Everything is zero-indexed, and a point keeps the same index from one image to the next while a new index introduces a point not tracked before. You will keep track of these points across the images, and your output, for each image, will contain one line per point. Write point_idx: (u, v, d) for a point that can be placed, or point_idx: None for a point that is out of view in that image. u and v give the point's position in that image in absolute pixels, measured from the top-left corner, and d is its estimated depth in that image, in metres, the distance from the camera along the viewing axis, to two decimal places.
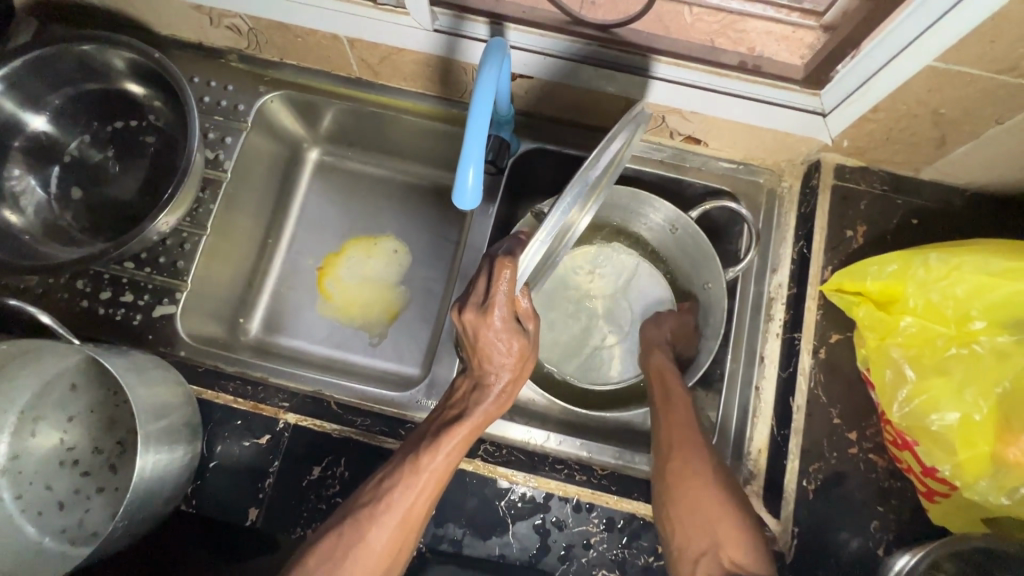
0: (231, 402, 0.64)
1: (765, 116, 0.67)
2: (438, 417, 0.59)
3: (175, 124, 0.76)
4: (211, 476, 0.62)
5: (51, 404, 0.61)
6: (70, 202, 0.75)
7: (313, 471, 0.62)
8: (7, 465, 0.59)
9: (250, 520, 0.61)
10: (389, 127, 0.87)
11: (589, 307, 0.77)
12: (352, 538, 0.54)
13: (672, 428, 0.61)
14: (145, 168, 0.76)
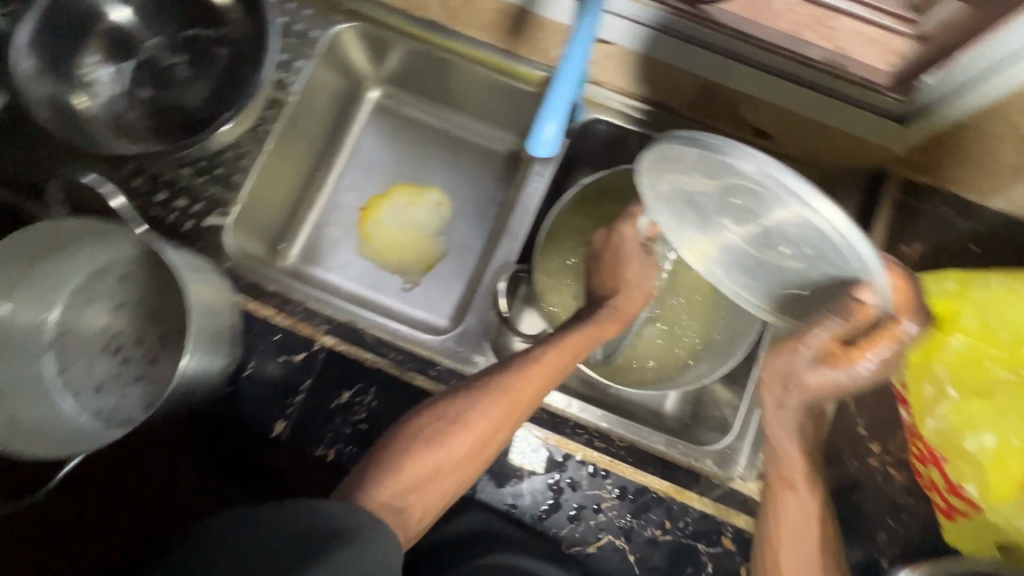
0: (272, 317, 0.65)
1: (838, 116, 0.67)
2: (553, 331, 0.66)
3: (248, 39, 0.76)
4: (245, 384, 0.63)
5: (103, 290, 0.63)
6: (138, 101, 0.76)
7: (342, 395, 0.63)
8: (55, 341, 0.61)
9: (276, 431, 0.62)
10: (456, 76, 0.86)
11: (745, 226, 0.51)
12: (459, 406, 0.59)
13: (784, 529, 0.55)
14: (214, 79, 0.77)
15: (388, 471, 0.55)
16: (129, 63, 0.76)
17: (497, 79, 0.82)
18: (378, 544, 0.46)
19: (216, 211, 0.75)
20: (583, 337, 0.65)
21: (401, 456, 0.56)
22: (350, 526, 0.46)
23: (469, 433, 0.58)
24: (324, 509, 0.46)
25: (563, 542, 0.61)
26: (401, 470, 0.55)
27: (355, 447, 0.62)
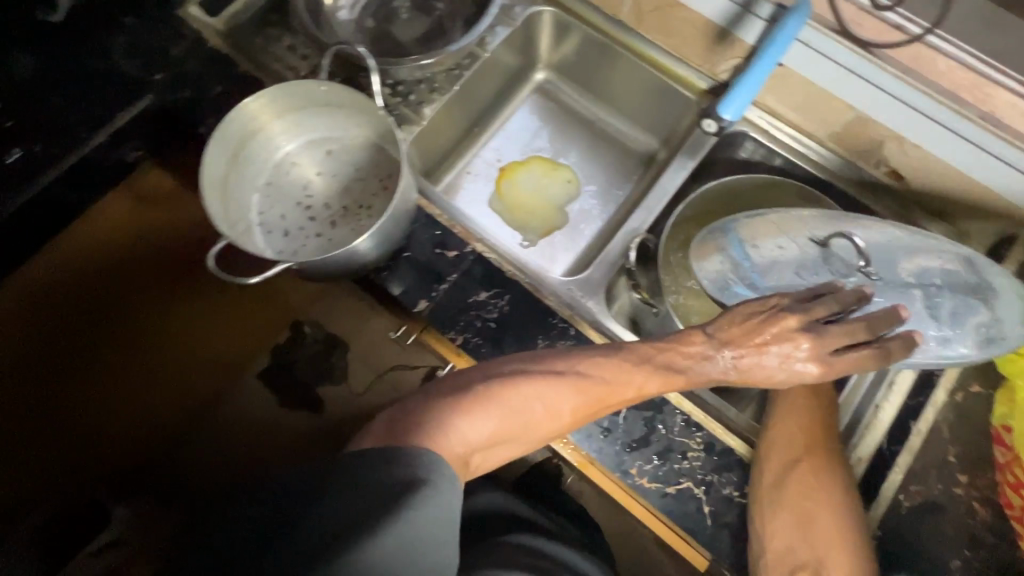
0: (437, 215, 0.75)
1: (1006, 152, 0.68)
2: (664, 347, 0.62)
3: (465, 0, 0.91)
4: (401, 262, 0.72)
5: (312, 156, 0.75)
6: (362, 28, 0.90)
7: (481, 293, 0.71)
8: (264, 188, 0.73)
9: (418, 308, 0.71)
10: (622, 74, 0.97)
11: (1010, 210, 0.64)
12: (546, 400, 0.60)
13: (794, 421, 0.66)
14: (426, 24, 0.91)
15: (455, 430, 0.56)
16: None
17: (660, 80, 0.92)
18: (443, 502, 0.50)
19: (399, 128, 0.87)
20: (705, 376, 0.62)
21: (469, 420, 0.57)
22: (422, 481, 0.50)
23: (544, 417, 0.60)
24: (398, 461, 0.50)
25: (646, 475, 0.65)
26: (469, 435, 0.57)
27: (481, 340, 0.70)
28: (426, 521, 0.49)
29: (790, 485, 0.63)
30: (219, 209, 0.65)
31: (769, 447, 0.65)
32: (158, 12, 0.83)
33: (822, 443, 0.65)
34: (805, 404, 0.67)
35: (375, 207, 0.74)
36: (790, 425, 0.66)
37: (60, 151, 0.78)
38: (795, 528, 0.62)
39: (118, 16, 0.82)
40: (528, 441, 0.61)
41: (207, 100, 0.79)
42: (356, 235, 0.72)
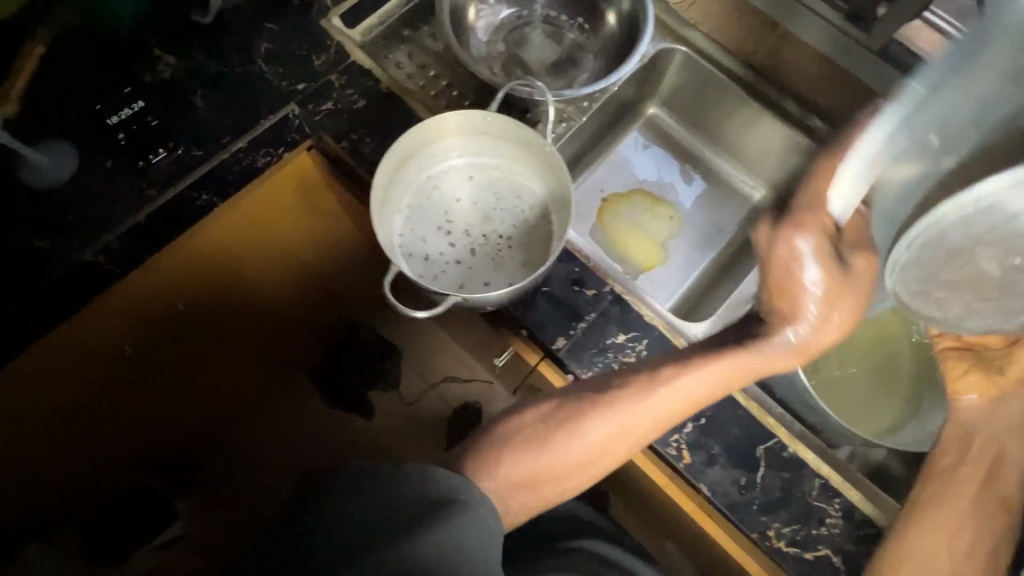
0: (574, 251, 0.73)
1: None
2: (703, 349, 0.62)
3: (598, 32, 0.89)
4: (539, 297, 0.71)
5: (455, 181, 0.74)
6: (494, 51, 0.89)
7: (619, 335, 0.70)
8: (406, 209, 0.73)
9: (556, 346, 0.69)
10: (745, 120, 0.94)
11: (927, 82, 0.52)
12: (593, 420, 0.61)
13: (978, 471, 0.65)
14: (555, 53, 0.90)
15: (503, 464, 0.60)
16: (495, 20, 0.90)
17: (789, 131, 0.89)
18: (481, 529, 0.51)
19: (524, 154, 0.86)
20: (727, 370, 0.61)
21: (515, 455, 0.61)
22: (456, 500, 0.51)
23: (586, 446, 0.62)
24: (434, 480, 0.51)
25: (784, 538, 0.64)
26: (515, 468, 0.60)
27: None
28: (463, 538, 0.50)
29: (933, 512, 0.63)
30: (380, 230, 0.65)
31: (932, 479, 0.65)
32: (300, 20, 0.82)
33: (976, 532, 0.62)
34: (976, 485, 0.64)
35: (515, 238, 0.73)
36: (942, 500, 0.63)
37: (206, 156, 0.75)
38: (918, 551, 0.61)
39: (263, 22, 0.81)
40: (587, 469, 0.62)
41: (349, 115, 0.78)
42: (496, 267, 0.72)
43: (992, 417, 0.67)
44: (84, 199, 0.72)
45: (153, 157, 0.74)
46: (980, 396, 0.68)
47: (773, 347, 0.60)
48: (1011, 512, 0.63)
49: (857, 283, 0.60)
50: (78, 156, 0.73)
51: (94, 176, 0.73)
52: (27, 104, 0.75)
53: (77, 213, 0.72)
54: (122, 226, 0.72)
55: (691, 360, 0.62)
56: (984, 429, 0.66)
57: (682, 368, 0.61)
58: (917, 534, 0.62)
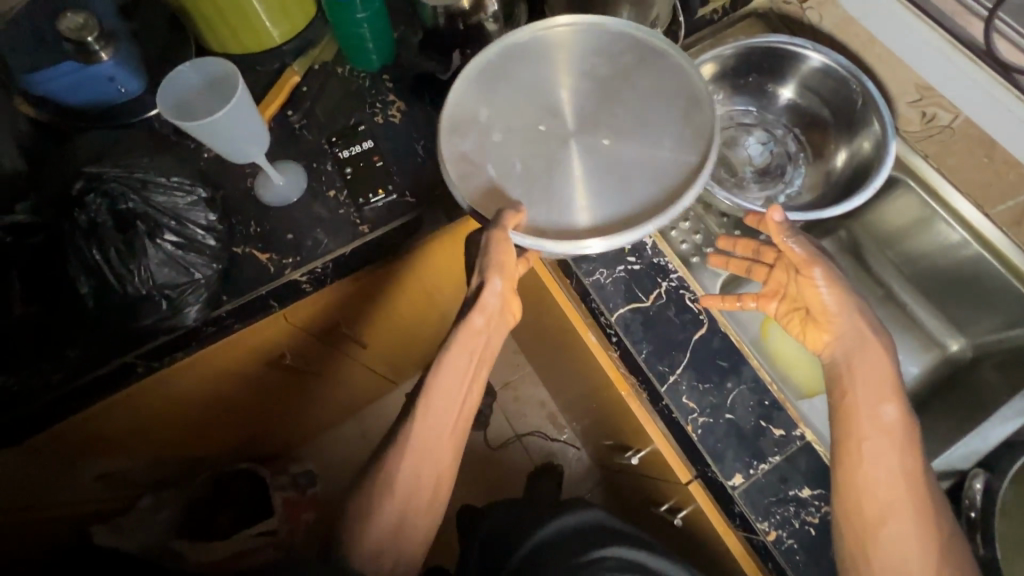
0: (767, 381, 0.68)
1: (640, 85, 0.68)
2: (460, 331, 0.68)
3: (816, 151, 0.86)
4: (722, 423, 0.67)
5: (614, 272, 0.74)
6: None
7: (802, 489, 0.64)
8: (597, 288, 0.74)
9: (732, 484, 0.65)
10: (965, 269, 0.85)
11: (484, 109, 0.67)
12: (422, 448, 0.66)
13: (864, 449, 0.60)
14: (763, 160, 0.87)
15: (372, 524, 0.65)
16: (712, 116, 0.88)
17: (1019, 294, 0.80)
18: None
19: (662, 239, 0.77)
20: (468, 345, 0.68)
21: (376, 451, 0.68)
22: None
23: (416, 475, 0.66)
24: None
25: None
26: (380, 521, 0.65)
27: (796, 544, 0.63)
28: None
29: (866, 511, 0.58)
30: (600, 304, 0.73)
31: (841, 473, 0.60)
32: None
33: (913, 467, 0.59)
34: (874, 428, 0.60)
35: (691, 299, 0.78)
36: (882, 445, 0.60)
37: (416, 204, 0.79)
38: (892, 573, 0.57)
39: None
40: (420, 512, 0.66)
41: None
42: (684, 365, 0.69)
43: (836, 344, 0.65)
44: (303, 224, 0.77)
45: (372, 197, 0.78)
46: (824, 279, 0.64)
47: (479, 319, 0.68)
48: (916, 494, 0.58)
49: (500, 264, 0.65)
50: (307, 182, 0.79)
51: (316, 202, 0.78)
52: (276, 127, 0.83)
53: (294, 234, 0.77)
54: (332, 253, 0.76)
55: (453, 334, 0.68)
56: (849, 362, 0.63)
57: (442, 363, 0.68)
58: (856, 477, 0.59)
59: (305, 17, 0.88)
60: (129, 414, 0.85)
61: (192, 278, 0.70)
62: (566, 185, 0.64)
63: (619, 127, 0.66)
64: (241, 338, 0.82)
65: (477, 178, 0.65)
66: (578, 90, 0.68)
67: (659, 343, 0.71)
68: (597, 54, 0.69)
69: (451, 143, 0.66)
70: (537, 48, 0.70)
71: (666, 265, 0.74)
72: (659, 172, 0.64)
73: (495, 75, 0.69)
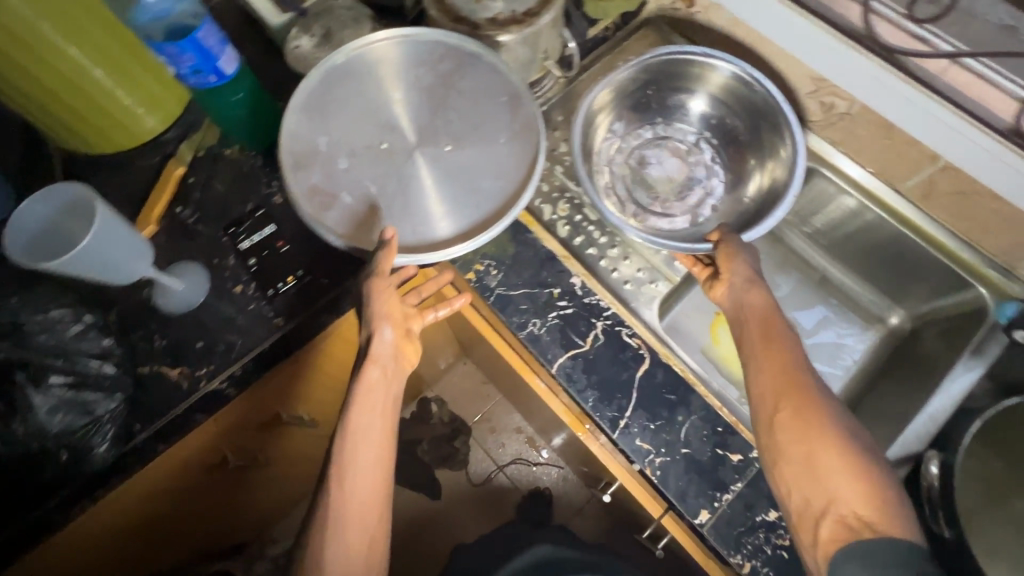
0: (716, 407, 0.67)
1: (464, 90, 0.66)
2: (357, 385, 0.63)
3: (733, 169, 0.85)
4: (679, 460, 0.66)
5: (546, 320, 0.72)
6: (619, 170, 0.86)
7: (769, 513, 0.63)
8: (535, 339, 0.71)
9: (699, 521, 0.63)
10: (889, 245, 0.86)
11: (324, 138, 0.64)
12: (346, 510, 0.59)
13: (762, 376, 0.62)
14: (680, 174, 0.87)
15: None
16: (622, 137, 0.87)
17: (942, 263, 0.81)
18: None
19: (590, 276, 0.75)
20: (369, 394, 0.63)
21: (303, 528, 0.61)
22: None
23: (346, 540, 0.59)
24: None
25: None
26: None
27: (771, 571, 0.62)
28: None
29: (778, 439, 0.59)
30: (542, 357, 0.71)
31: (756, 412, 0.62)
32: None
33: (803, 383, 0.60)
34: (761, 329, 0.64)
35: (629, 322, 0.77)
36: (772, 364, 0.62)
37: (331, 285, 0.74)
38: (818, 494, 0.55)
39: None
40: None
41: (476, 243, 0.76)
42: (634, 407, 0.68)
43: (730, 293, 0.69)
44: (212, 327, 0.72)
45: (282, 285, 0.74)
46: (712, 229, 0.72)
47: (371, 370, 0.63)
48: (820, 411, 0.58)
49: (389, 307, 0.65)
50: (209, 281, 0.74)
51: (223, 301, 0.73)
52: (168, 226, 0.77)
53: (205, 340, 0.71)
54: (251, 354, 0.71)
55: (351, 390, 0.63)
56: (741, 308, 0.67)
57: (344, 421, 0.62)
58: (765, 407, 0.61)
59: (179, 101, 0.81)
60: (54, 567, 0.75)
61: (94, 417, 0.64)
62: (422, 196, 0.63)
63: (450, 128, 0.65)
64: (172, 460, 0.75)
65: (329, 206, 0.62)
66: (372, 75, 0.66)
67: (605, 387, 0.69)
68: (419, 61, 0.66)
69: (296, 178, 0.62)
70: (358, 70, 0.66)
71: (597, 305, 0.72)
72: (483, 156, 0.64)
73: (323, 98, 0.65)
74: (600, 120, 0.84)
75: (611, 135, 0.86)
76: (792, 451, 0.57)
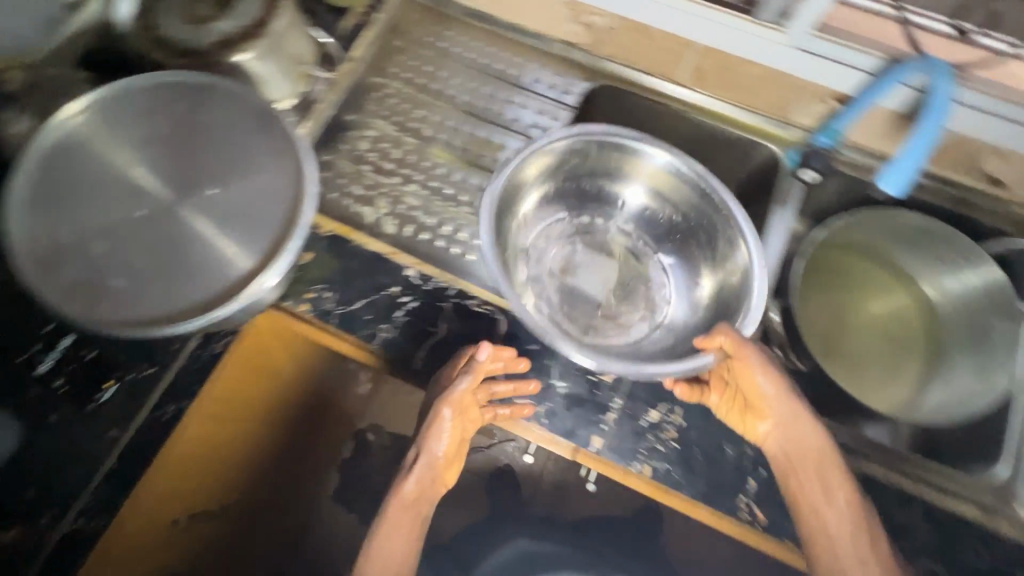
0: None
1: (208, 124, 0.63)
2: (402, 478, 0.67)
3: (684, 260, 0.84)
4: (561, 401, 0.68)
5: (394, 322, 0.70)
6: (550, 285, 0.83)
7: (650, 414, 0.68)
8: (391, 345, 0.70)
9: (593, 448, 0.66)
10: (688, 132, 0.88)
11: (63, 229, 0.57)
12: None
13: (802, 489, 0.63)
14: (616, 274, 0.84)
15: None
16: (553, 222, 0.86)
17: (735, 135, 0.86)
18: None
19: (421, 263, 0.73)
20: (422, 485, 0.67)
21: None
22: None
23: None
24: None
25: None
26: None
27: (669, 465, 0.66)
28: None
29: (838, 540, 0.61)
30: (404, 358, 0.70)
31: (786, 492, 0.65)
32: None
33: (816, 469, 0.63)
34: (811, 464, 0.64)
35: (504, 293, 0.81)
36: (806, 466, 0.64)
37: (156, 371, 0.69)
38: None
39: None
40: None
41: (301, 273, 0.72)
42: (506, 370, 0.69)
43: (773, 434, 0.66)
44: (41, 469, 0.64)
45: (103, 394, 0.67)
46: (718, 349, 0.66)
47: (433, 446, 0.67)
48: (835, 495, 0.63)
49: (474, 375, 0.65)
50: (16, 423, 0.65)
51: (41, 438, 0.65)
52: None
53: (37, 486, 0.63)
54: (97, 478, 0.64)
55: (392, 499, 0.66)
56: (767, 426, 0.66)
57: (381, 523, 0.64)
58: (802, 496, 0.63)
59: None
60: None
61: None
62: (198, 245, 0.58)
63: (205, 166, 0.61)
64: None
65: (93, 295, 0.55)
66: (100, 146, 0.60)
67: (473, 363, 0.69)
68: (147, 113, 0.62)
69: (45, 280, 0.55)
70: (80, 144, 0.60)
71: (438, 288, 0.72)
72: (249, 180, 0.61)
73: (50, 188, 0.58)
74: (518, 232, 0.83)
75: (536, 247, 0.84)
76: (842, 554, 0.60)
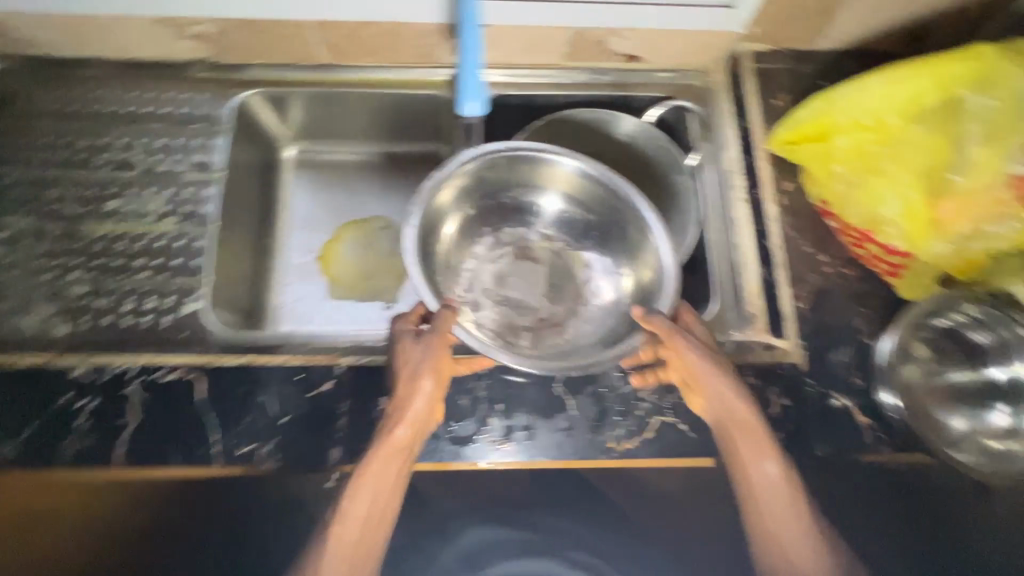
0: (285, 360, 0.68)
1: None
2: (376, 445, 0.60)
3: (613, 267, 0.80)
4: (285, 431, 0.64)
5: (80, 430, 0.64)
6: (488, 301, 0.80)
7: (381, 402, 0.66)
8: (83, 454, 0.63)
9: (332, 461, 0.63)
10: (361, 108, 0.89)
11: None
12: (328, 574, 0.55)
13: (739, 453, 0.63)
14: (545, 273, 0.82)
15: None
16: (491, 255, 0.83)
17: (400, 96, 0.87)
18: None
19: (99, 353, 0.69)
20: (384, 458, 0.59)
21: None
22: None
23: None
24: None
25: (623, 438, 0.67)
26: None
27: None
28: None
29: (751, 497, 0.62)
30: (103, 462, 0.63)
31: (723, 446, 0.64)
32: None
33: (750, 442, 0.62)
34: (747, 443, 0.63)
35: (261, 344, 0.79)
36: (742, 433, 0.63)
37: None
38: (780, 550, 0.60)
39: None
40: None
41: None
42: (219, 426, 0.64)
43: (708, 406, 0.65)
44: None
45: None
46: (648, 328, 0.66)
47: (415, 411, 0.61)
48: (771, 468, 0.62)
49: (435, 355, 0.63)
50: None
51: None
52: None
53: None
54: None
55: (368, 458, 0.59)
56: (729, 433, 0.64)
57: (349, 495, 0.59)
58: (737, 462, 0.63)
59: None
60: None
61: None
62: None
63: None
64: None
65: None
66: None
67: (181, 433, 0.64)
68: None
69: None
70: None
71: (121, 373, 0.67)
72: None
73: None
74: (449, 256, 0.79)
75: (468, 267, 0.81)
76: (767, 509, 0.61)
